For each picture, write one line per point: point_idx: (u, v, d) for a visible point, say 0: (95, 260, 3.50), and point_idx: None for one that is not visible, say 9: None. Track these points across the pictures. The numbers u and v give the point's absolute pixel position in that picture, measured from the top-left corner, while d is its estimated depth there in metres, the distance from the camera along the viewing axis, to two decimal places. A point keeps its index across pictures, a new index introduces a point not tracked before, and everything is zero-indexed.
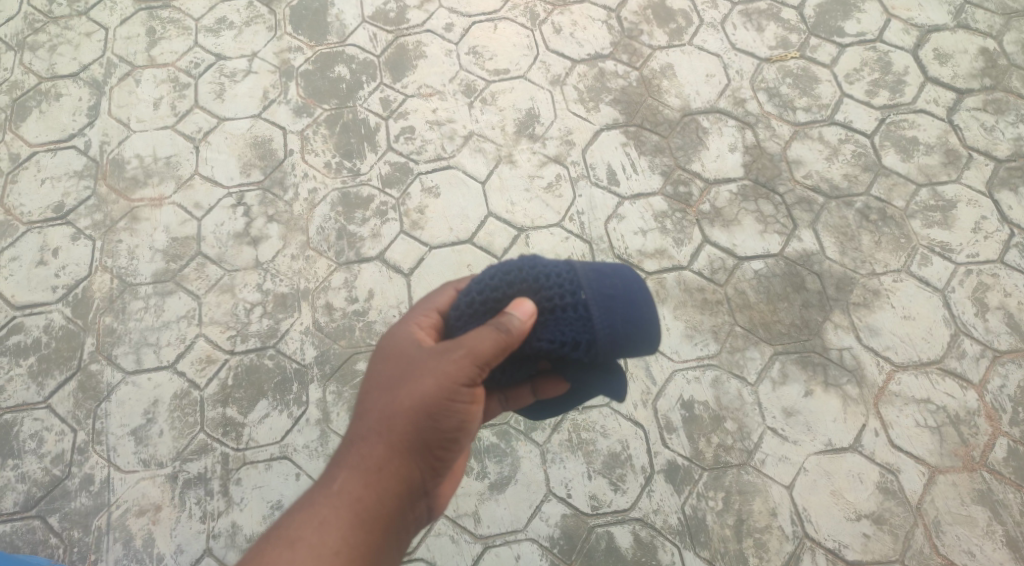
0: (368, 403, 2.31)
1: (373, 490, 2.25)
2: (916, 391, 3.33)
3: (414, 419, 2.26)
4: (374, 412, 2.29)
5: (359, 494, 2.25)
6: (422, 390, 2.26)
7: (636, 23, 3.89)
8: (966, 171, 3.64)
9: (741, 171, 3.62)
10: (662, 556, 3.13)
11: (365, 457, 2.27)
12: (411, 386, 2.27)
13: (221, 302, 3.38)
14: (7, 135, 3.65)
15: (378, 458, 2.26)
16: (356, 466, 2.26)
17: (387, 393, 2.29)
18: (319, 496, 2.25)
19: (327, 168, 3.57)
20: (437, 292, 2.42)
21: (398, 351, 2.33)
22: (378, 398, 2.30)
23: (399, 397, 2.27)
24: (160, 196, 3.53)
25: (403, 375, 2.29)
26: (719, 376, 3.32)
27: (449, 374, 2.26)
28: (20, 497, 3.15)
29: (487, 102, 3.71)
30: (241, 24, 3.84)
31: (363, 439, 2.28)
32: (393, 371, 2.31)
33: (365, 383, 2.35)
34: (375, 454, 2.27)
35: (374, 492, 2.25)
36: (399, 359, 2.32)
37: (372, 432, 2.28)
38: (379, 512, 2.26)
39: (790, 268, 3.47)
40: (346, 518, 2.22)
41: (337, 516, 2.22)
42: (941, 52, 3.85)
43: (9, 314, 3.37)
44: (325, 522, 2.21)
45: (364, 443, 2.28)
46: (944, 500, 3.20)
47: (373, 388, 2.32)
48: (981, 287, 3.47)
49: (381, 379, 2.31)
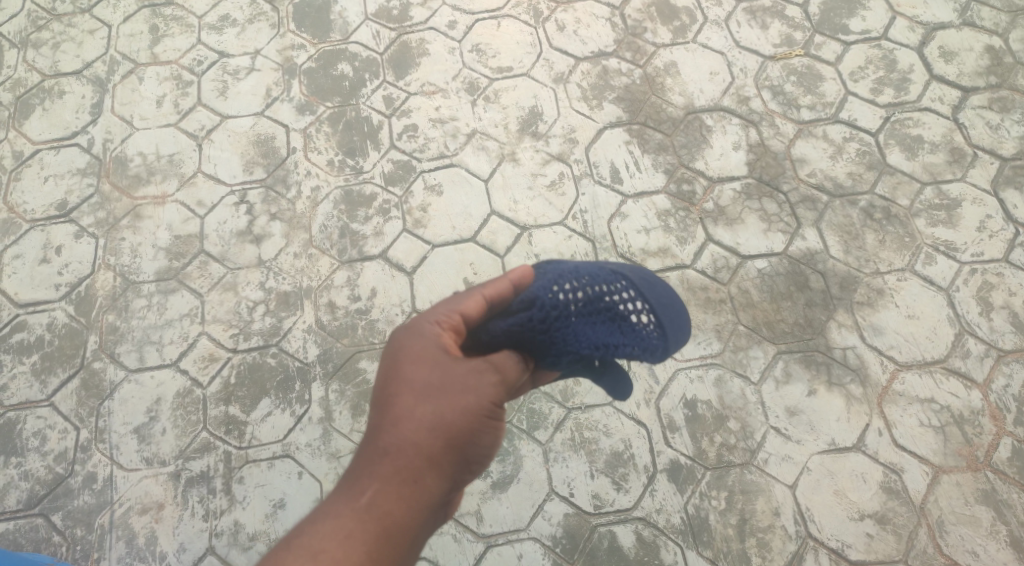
0: (399, 411, 2.23)
1: (402, 506, 2.17)
2: (920, 390, 3.32)
3: (450, 434, 2.22)
4: (405, 421, 2.22)
5: (388, 509, 2.16)
6: (461, 406, 2.24)
7: (639, 20, 3.87)
8: (971, 170, 3.62)
9: (744, 170, 3.61)
10: (665, 555, 3.12)
11: (394, 469, 2.19)
12: (450, 399, 2.24)
13: (224, 300, 3.37)
14: (11, 132, 3.65)
15: (409, 472, 2.19)
16: (385, 477, 2.18)
17: (420, 403, 2.23)
18: (344, 507, 2.16)
19: (330, 166, 3.57)
20: (465, 298, 2.39)
21: (428, 358, 2.28)
22: (409, 407, 2.23)
23: (437, 411, 2.23)
24: (163, 194, 3.53)
25: (441, 387, 2.25)
26: (722, 375, 3.31)
27: (488, 394, 2.27)
28: (23, 495, 3.15)
29: (490, 100, 3.70)
30: (244, 21, 3.83)
31: (393, 450, 2.20)
32: (428, 381, 2.25)
33: (390, 387, 2.26)
34: (406, 468, 2.19)
35: (404, 508, 2.17)
36: (433, 368, 2.27)
37: (404, 444, 2.20)
38: (406, 528, 2.18)
39: (794, 267, 3.46)
40: (373, 534, 2.14)
41: (365, 531, 2.14)
42: (946, 50, 3.83)
43: (12, 312, 3.37)
44: (352, 536, 2.14)
45: (394, 455, 2.20)
46: (948, 500, 3.19)
47: (404, 396, 2.24)
48: (986, 287, 3.45)
49: (412, 387, 2.25)
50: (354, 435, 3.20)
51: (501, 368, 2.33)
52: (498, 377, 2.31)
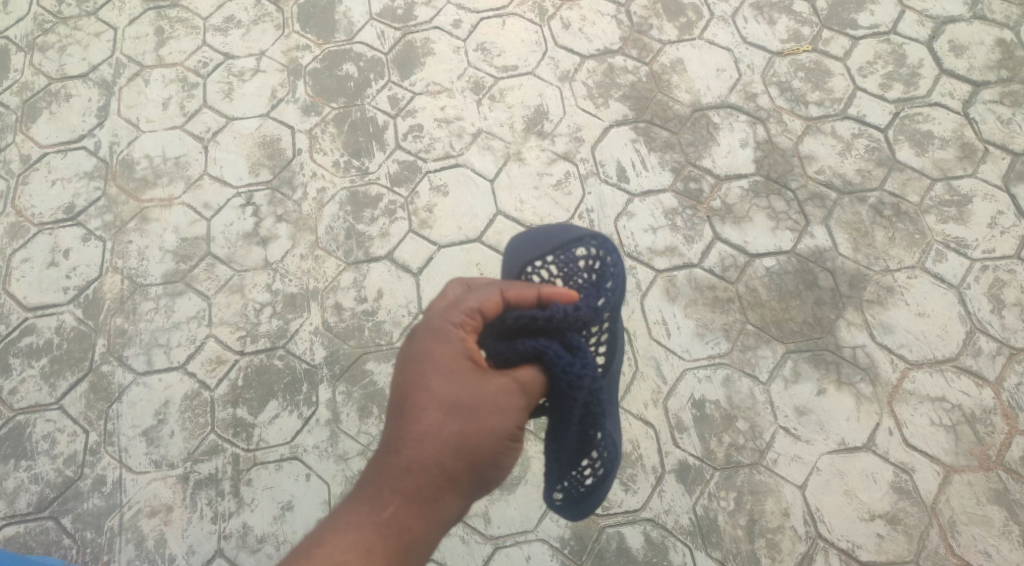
0: (424, 426, 2.23)
1: (422, 521, 2.20)
2: (931, 389, 3.29)
3: (475, 454, 2.24)
4: (430, 438, 2.22)
5: (409, 525, 2.19)
6: (488, 428, 2.25)
7: (645, 17, 3.85)
8: (982, 165, 3.58)
9: (752, 167, 3.59)
10: (674, 556, 3.11)
11: (416, 486, 2.20)
12: (478, 419, 2.25)
13: (231, 302, 3.38)
14: (18, 136, 3.65)
15: (431, 489, 2.21)
16: (408, 493, 2.19)
17: (447, 422, 2.24)
18: (366, 521, 2.17)
19: (336, 167, 3.56)
20: (492, 297, 2.38)
21: (454, 371, 2.28)
22: (434, 424, 2.23)
23: (463, 430, 2.24)
24: (169, 197, 3.53)
25: (468, 405, 2.25)
26: (730, 375, 3.30)
27: (513, 416, 2.29)
28: (34, 498, 3.16)
29: (496, 99, 3.68)
30: (249, 23, 3.83)
31: (416, 466, 2.21)
32: (455, 397, 2.25)
33: (415, 398, 2.26)
34: (429, 485, 2.20)
35: (424, 524, 2.20)
36: (461, 384, 2.27)
37: (429, 461, 2.21)
38: (425, 541, 2.20)
39: (802, 265, 3.44)
40: (393, 549, 2.17)
41: (386, 546, 2.16)
42: (956, 44, 3.78)
43: (20, 316, 3.38)
44: (374, 550, 2.15)
45: (417, 471, 2.20)
46: (959, 500, 3.16)
47: (429, 411, 2.24)
48: (998, 284, 3.42)
49: (439, 403, 2.25)
50: (362, 437, 3.20)
51: (523, 388, 2.34)
52: (523, 400, 2.31)
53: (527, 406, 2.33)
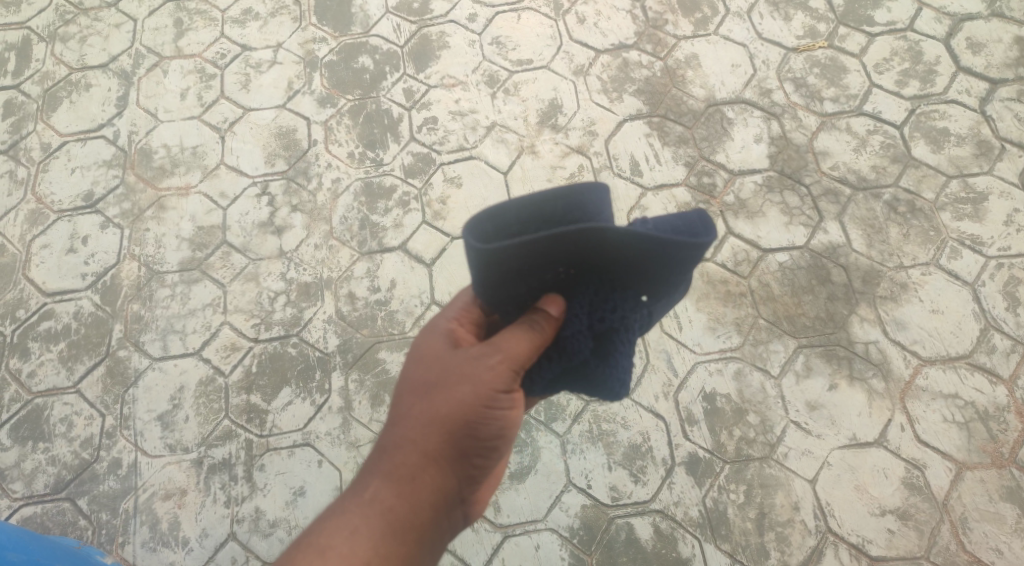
0: (401, 410, 2.37)
1: (404, 500, 2.30)
2: (943, 386, 3.28)
3: (448, 427, 2.32)
4: (409, 419, 2.35)
5: (389, 503, 2.30)
6: (458, 397, 2.32)
7: (661, 12, 3.85)
8: (998, 163, 3.57)
9: (766, 162, 3.58)
10: (682, 548, 3.11)
11: (394, 465, 2.32)
12: (446, 391, 2.33)
13: (246, 290, 3.41)
14: (39, 124, 3.70)
15: (409, 467, 2.32)
16: (385, 473, 2.32)
17: (422, 399, 2.35)
18: (350, 503, 2.31)
19: (351, 158, 3.59)
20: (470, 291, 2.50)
21: (429, 354, 2.41)
22: (413, 403, 2.36)
23: (433, 405, 2.33)
24: (186, 185, 3.57)
25: (439, 382, 2.36)
26: (741, 369, 3.29)
27: (485, 382, 2.31)
28: (51, 479, 3.20)
29: (510, 92, 3.70)
30: (266, 15, 3.86)
31: (393, 447, 2.34)
32: (426, 376, 2.37)
33: (402, 385, 2.41)
34: (405, 463, 2.32)
35: (405, 502, 2.30)
36: (436, 364, 2.38)
37: (403, 441, 2.34)
38: (411, 522, 2.31)
39: (815, 261, 3.43)
40: (378, 528, 2.28)
41: (369, 527, 2.28)
42: (974, 41, 3.77)
43: (39, 300, 3.42)
44: (358, 530, 2.27)
45: (395, 452, 2.33)
46: (971, 497, 3.15)
47: (408, 394, 2.38)
48: (1013, 282, 3.41)
49: (416, 386, 2.38)
50: (373, 425, 3.22)
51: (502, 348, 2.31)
52: (496, 359, 2.31)
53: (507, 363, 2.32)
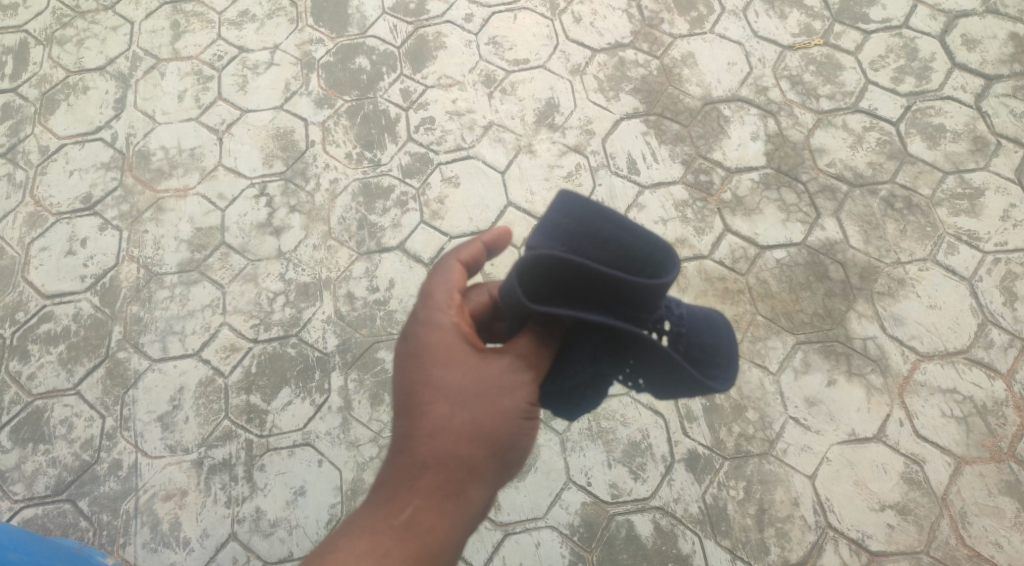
0: (433, 421, 2.27)
1: (443, 518, 2.23)
2: (942, 380, 3.29)
3: (489, 441, 2.27)
4: (444, 433, 2.26)
5: (429, 523, 2.22)
6: (499, 410, 2.28)
7: (656, 11, 3.86)
8: (994, 159, 3.58)
9: (763, 160, 3.59)
10: (683, 544, 3.12)
11: (433, 482, 2.24)
12: (486, 404, 2.27)
13: (244, 291, 3.41)
14: (36, 127, 3.70)
15: (448, 483, 2.24)
16: (423, 491, 2.23)
17: (459, 411, 2.27)
18: (383, 524, 2.21)
19: (348, 158, 3.60)
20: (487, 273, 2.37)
21: (457, 360, 2.30)
22: (447, 416, 2.27)
23: (473, 417, 2.26)
24: (184, 186, 3.58)
25: (477, 392, 2.28)
26: (739, 365, 3.30)
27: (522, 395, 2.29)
28: (51, 480, 3.20)
29: (506, 92, 3.71)
30: (263, 17, 3.87)
31: (430, 462, 2.24)
32: (462, 386, 2.28)
33: (423, 393, 2.29)
34: (444, 479, 2.24)
35: (443, 520, 2.23)
36: (464, 371, 2.29)
37: (441, 456, 2.25)
38: (448, 540, 2.23)
39: (812, 257, 3.44)
40: (415, 550, 2.19)
41: (406, 548, 2.19)
42: (969, 38, 3.78)
43: (38, 303, 3.42)
44: (393, 553, 2.18)
45: (433, 468, 2.24)
46: (971, 491, 3.16)
47: (439, 404, 2.27)
48: (1009, 276, 3.42)
49: (447, 395, 2.28)
50: (373, 424, 3.22)
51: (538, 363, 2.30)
52: (531, 374, 2.29)
53: (540, 380, 2.31)
